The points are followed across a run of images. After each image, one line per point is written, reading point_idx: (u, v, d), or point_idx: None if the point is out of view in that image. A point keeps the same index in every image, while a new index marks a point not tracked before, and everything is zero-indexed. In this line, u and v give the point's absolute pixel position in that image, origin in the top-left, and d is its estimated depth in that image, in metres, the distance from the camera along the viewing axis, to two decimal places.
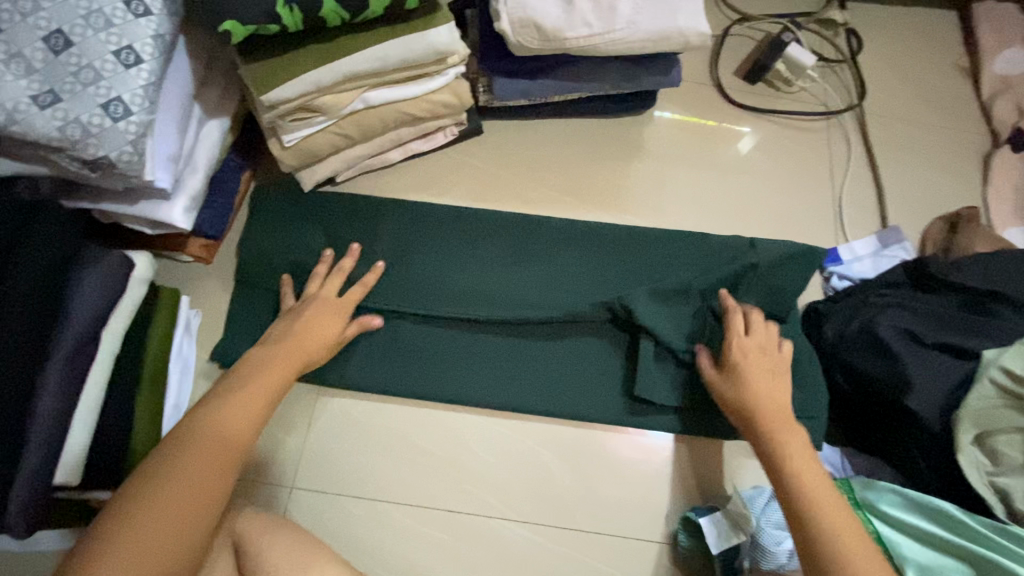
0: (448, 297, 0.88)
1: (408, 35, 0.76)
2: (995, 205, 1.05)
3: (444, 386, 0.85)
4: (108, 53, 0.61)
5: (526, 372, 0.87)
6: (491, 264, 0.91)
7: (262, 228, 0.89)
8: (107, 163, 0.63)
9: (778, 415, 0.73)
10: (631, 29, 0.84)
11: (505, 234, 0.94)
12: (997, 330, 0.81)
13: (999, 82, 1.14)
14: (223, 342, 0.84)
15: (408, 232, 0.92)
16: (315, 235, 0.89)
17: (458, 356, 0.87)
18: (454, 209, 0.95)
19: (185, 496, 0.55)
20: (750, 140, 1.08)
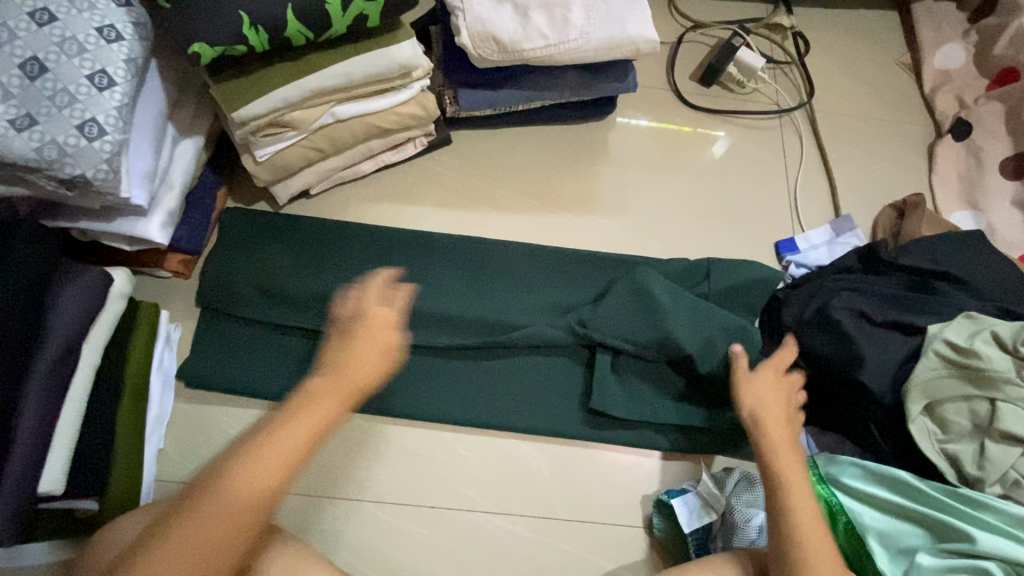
0: (411, 325, 0.90)
1: (373, 51, 0.80)
2: (940, 192, 1.12)
3: (406, 400, 0.87)
4: (82, 78, 0.64)
5: (488, 392, 0.89)
6: (454, 286, 0.94)
7: (234, 248, 0.91)
8: (84, 182, 0.65)
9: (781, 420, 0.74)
10: (584, 39, 0.89)
11: (464, 259, 0.96)
12: (942, 305, 0.86)
13: (939, 75, 1.21)
14: (200, 355, 0.86)
15: (374, 253, 0.94)
16: (284, 256, 0.92)
17: (422, 377, 0.89)
18: (417, 233, 0.97)
19: (213, 535, 0.50)
20: (726, 143, 1.14)
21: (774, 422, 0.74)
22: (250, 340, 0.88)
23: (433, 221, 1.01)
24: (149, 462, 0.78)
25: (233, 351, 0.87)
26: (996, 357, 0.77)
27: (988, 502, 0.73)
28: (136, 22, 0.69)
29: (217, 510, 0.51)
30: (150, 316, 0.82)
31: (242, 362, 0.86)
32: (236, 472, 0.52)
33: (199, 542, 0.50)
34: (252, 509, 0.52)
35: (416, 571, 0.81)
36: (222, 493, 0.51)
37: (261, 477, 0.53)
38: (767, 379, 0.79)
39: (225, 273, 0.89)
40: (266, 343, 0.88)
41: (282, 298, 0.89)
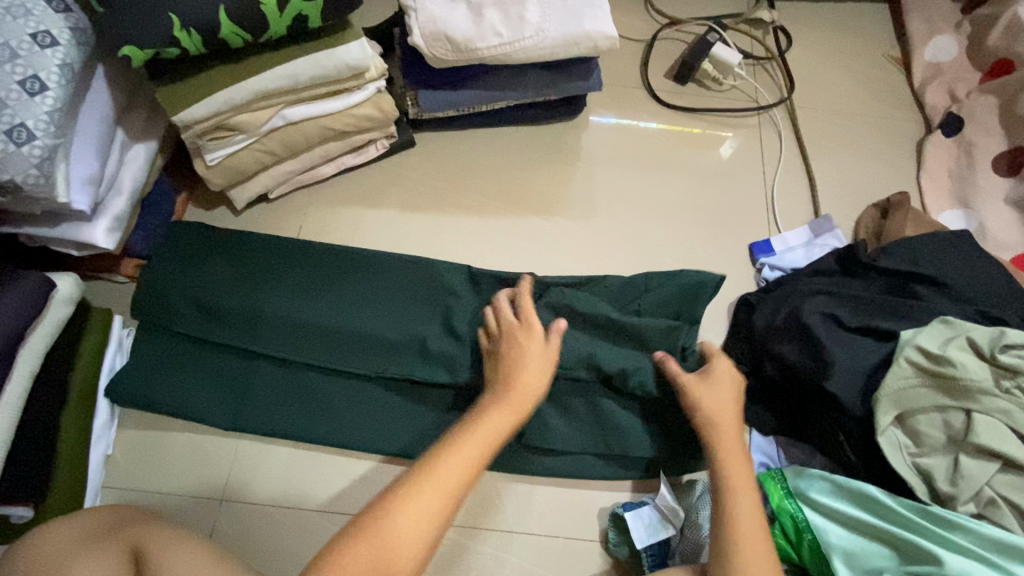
0: (343, 350, 0.85)
1: (319, 52, 0.79)
2: (929, 191, 1.06)
3: (333, 430, 0.83)
4: (13, 83, 0.64)
5: (419, 421, 0.84)
6: (391, 306, 0.88)
7: (175, 258, 0.88)
8: (15, 186, 0.65)
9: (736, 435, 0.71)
10: (541, 36, 0.87)
11: (410, 276, 0.90)
12: (918, 310, 0.82)
13: (930, 69, 1.15)
14: (126, 383, 0.82)
15: (312, 270, 0.90)
16: (224, 270, 0.88)
17: (354, 406, 0.84)
18: (359, 250, 0.93)
19: (392, 548, 0.52)
20: (734, 144, 1.10)
21: (728, 429, 0.71)
22: (180, 357, 0.85)
23: (394, 224, 0.99)
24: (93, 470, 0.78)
25: (160, 372, 0.84)
26: (971, 366, 0.72)
27: (960, 522, 0.68)
28: (76, 28, 0.68)
29: (399, 517, 0.54)
30: (101, 323, 0.82)
31: (171, 383, 0.83)
32: (443, 469, 0.57)
33: (384, 546, 0.52)
34: (446, 511, 0.56)
35: None
36: (421, 501, 0.55)
37: (457, 482, 0.57)
38: (719, 378, 0.75)
39: (164, 286, 0.86)
40: (197, 362, 0.85)
41: (215, 316, 0.85)
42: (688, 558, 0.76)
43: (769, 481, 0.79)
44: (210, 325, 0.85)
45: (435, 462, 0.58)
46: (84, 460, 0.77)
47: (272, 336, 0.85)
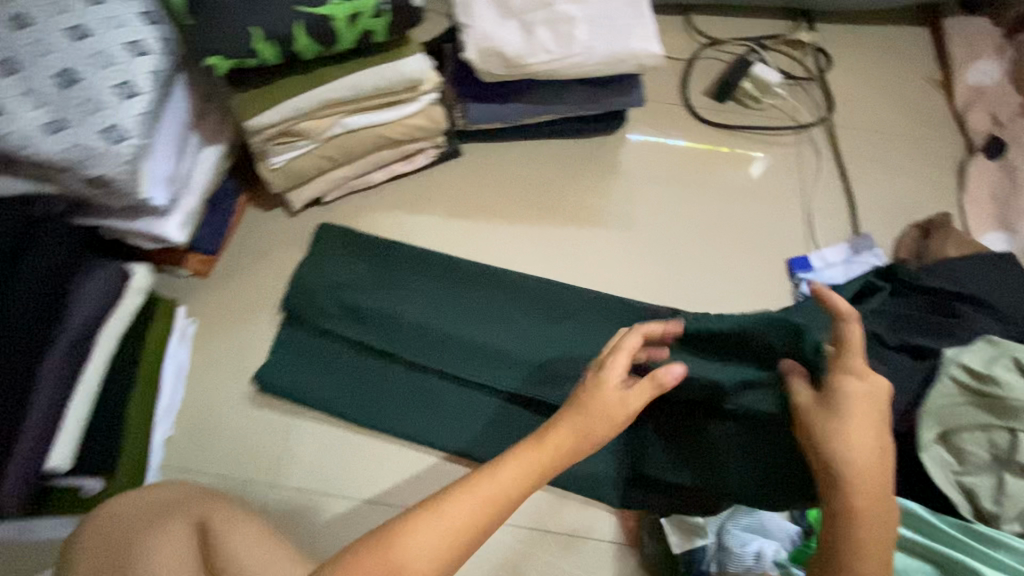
0: (474, 359, 0.90)
1: (379, 65, 0.84)
2: (971, 212, 1.06)
3: (416, 427, 0.88)
4: (110, 87, 0.69)
5: (502, 432, 0.88)
6: (501, 320, 0.93)
7: (323, 255, 0.96)
8: (105, 182, 0.70)
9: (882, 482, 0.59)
10: (588, 54, 0.91)
11: (538, 295, 0.95)
12: (959, 327, 0.82)
13: (971, 91, 1.15)
14: (264, 368, 0.90)
15: (432, 278, 0.96)
16: (369, 271, 0.95)
17: (472, 412, 0.89)
18: (478, 265, 0.97)
19: None
20: (765, 163, 1.12)
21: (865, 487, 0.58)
22: (294, 340, 0.92)
23: (439, 230, 1.04)
24: (156, 451, 0.83)
25: (284, 351, 0.92)
26: (1017, 384, 0.71)
27: (1005, 541, 0.68)
28: (163, 37, 0.74)
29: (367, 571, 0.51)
30: (164, 312, 0.87)
31: (314, 374, 0.90)
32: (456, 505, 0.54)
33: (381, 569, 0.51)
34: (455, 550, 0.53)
35: None
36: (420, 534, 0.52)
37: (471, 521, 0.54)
38: (841, 406, 0.60)
39: (302, 279, 0.94)
40: (339, 357, 0.91)
41: (358, 315, 0.92)
42: (728, 569, 0.76)
43: None
44: (334, 319, 0.92)
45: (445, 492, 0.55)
46: (148, 441, 0.82)
47: (410, 340, 0.91)
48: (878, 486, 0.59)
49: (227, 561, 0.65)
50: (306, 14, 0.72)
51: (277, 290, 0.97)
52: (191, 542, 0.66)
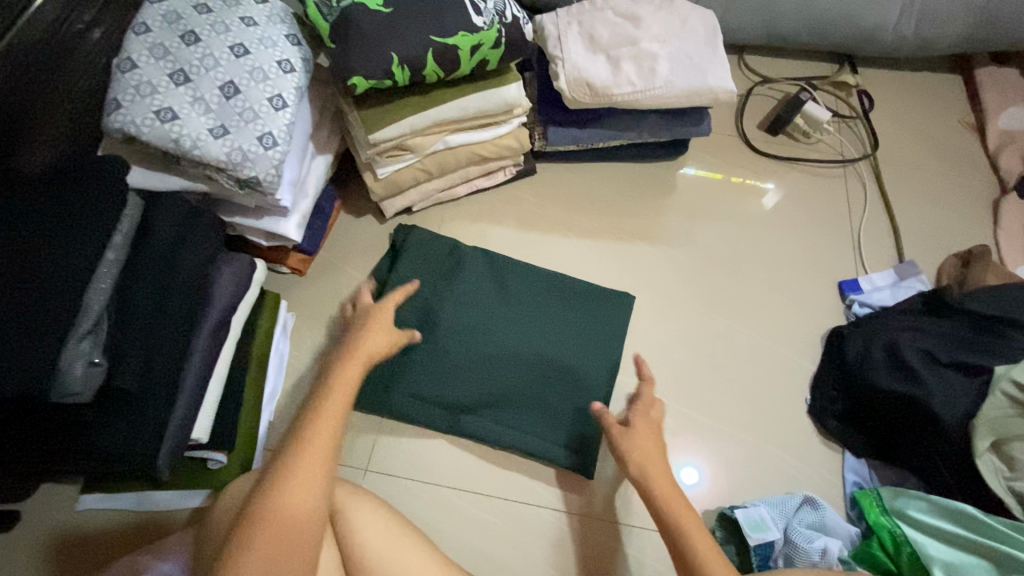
0: (539, 354, 0.97)
1: (486, 90, 0.93)
2: (1006, 245, 1.14)
3: (447, 416, 0.93)
4: (264, 99, 0.77)
5: (518, 416, 0.93)
6: (501, 310, 1.00)
7: (409, 262, 1.01)
8: (255, 182, 0.78)
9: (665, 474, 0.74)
10: (668, 87, 1.00)
11: (526, 288, 1.03)
12: (1009, 348, 0.89)
13: (1003, 135, 1.25)
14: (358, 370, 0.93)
15: (447, 271, 1.02)
16: (436, 277, 1.01)
17: (539, 399, 0.95)
18: (487, 261, 1.05)
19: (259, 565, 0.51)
20: (776, 195, 1.20)
21: (657, 469, 0.75)
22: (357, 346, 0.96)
23: (516, 241, 1.11)
24: (262, 434, 0.89)
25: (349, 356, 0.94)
26: None
27: None
28: (305, 58, 0.82)
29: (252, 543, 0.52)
30: (272, 303, 0.94)
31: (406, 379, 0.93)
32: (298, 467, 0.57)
33: (279, 533, 0.53)
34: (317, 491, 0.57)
35: (487, 558, 0.86)
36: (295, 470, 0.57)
37: (319, 459, 0.58)
38: (638, 424, 0.81)
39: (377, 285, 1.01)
40: (424, 361, 0.95)
41: (434, 324, 0.97)
42: (794, 561, 0.82)
43: (866, 499, 0.89)
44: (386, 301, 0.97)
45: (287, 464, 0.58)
46: (258, 423, 0.88)
47: (483, 340, 0.97)
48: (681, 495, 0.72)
49: (350, 535, 0.69)
50: (438, 43, 0.83)
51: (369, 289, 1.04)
52: None
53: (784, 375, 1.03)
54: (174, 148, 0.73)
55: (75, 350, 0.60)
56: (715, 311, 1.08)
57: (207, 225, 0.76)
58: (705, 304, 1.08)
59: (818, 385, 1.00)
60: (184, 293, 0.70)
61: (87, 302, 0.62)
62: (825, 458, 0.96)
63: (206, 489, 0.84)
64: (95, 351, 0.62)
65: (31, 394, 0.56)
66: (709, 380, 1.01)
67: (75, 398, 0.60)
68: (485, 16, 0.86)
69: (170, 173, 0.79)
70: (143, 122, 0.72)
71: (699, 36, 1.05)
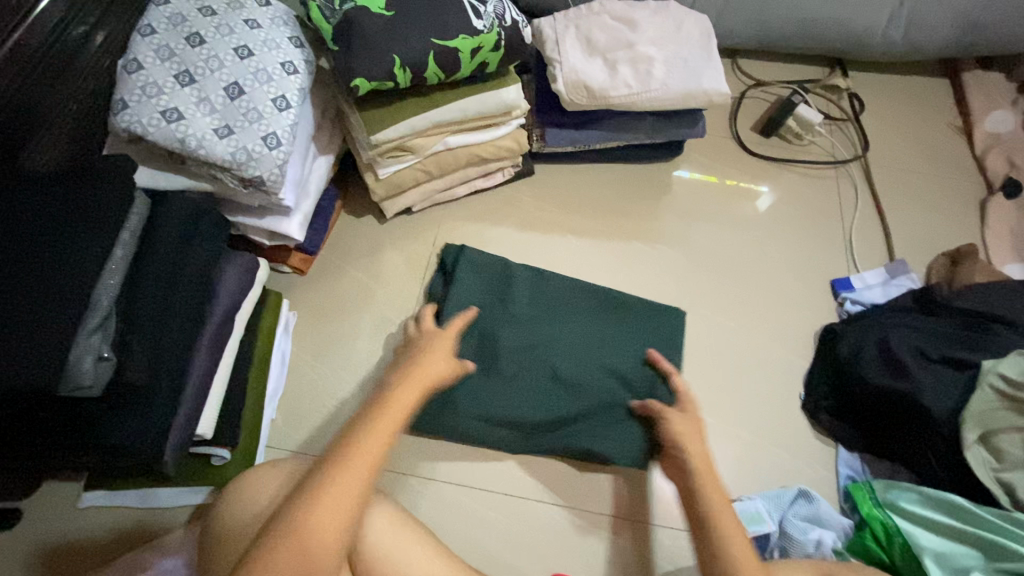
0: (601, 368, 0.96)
1: (485, 92, 0.95)
2: (993, 245, 1.17)
3: (511, 435, 0.93)
4: (269, 100, 0.79)
5: (583, 430, 0.93)
6: (553, 323, 0.99)
7: (467, 279, 0.98)
8: (259, 181, 0.79)
9: (700, 458, 0.77)
10: (664, 90, 1.02)
11: (572, 299, 1.03)
12: (996, 344, 0.92)
13: (989, 138, 1.29)
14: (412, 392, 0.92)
15: (496, 287, 1.00)
16: (495, 293, 0.99)
17: (599, 409, 0.94)
18: (535, 275, 1.03)
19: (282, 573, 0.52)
20: (771, 197, 1.22)
21: (696, 453, 0.78)
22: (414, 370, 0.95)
23: (514, 240, 1.13)
24: (264, 431, 0.90)
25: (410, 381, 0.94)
26: None
27: None
28: (307, 59, 0.83)
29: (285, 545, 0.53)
30: (274, 303, 0.94)
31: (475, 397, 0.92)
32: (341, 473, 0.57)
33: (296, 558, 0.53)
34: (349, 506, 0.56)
35: (488, 552, 0.88)
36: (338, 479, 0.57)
37: (359, 472, 0.58)
38: (687, 411, 0.86)
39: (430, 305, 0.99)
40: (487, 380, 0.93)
41: (489, 343, 0.95)
42: (790, 552, 0.84)
43: (859, 492, 0.91)
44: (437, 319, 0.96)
45: (323, 477, 0.57)
46: (260, 420, 0.89)
47: (546, 355, 0.96)
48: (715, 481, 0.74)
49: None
50: (439, 46, 0.85)
51: (371, 288, 1.06)
52: None
53: (778, 372, 1.05)
54: (179, 148, 0.75)
55: (86, 344, 0.61)
56: (710, 309, 1.10)
57: (212, 223, 0.77)
58: (700, 302, 1.10)
59: (812, 383, 1.02)
60: (189, 290, 0.72)
61: (96, 298, 0.63)
62: (819, 453, 0.98)
63: (208, 485, 0.84)
64: (104, 346, 0.63)
65: (43, 388, 0.57)
66: (706, 377, 1.03)
67: (86, 391, 0.62)
68: (485, 19, 0.88)
69: (175, 172, 0.80)
70: (149, 122, 0.73)
71: (694, 39, 1.07)
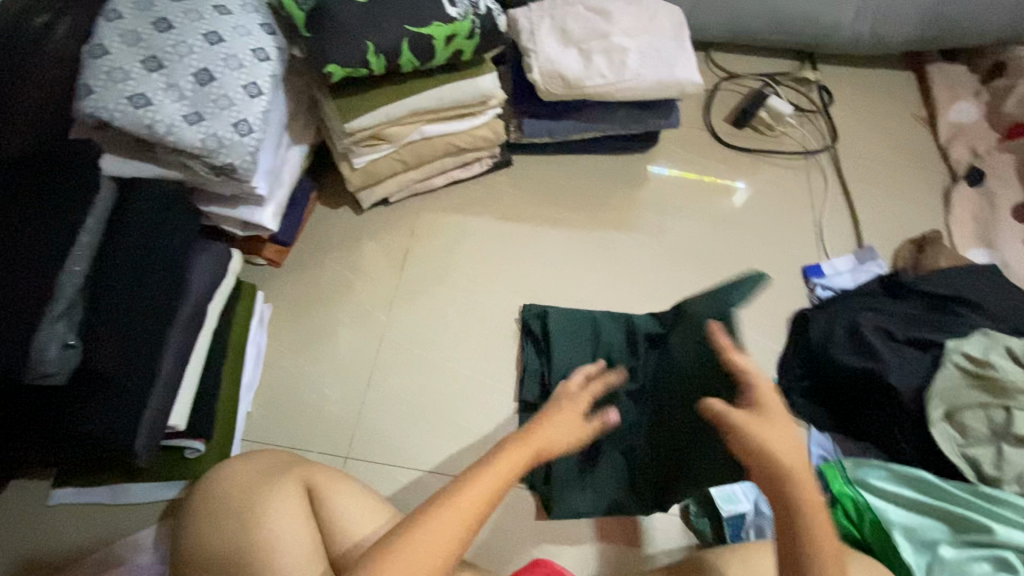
0: (700, 392, 0.78)
1: (460, 81, 0.95)
2: (957, 231, 1.21)
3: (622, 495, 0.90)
4: (240, 87, 0.77)
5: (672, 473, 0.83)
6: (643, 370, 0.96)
7: (562, 342, 0.98)
8: (230, 169, 0.78)
9: (803, 478, 0.60)
10: (638, 79, 1.04)
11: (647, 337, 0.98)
12: (959, 324, 0.95)
13: (953, 128, 1.33)
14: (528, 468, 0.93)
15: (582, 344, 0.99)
16: (597, 349, 0.98)
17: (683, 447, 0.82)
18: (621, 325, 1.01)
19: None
20: (748, 193, 1.24)
21: (793, 469, 0.59)
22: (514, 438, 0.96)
23: (492, 230, 1.13)
24: (240, 424, 0.89)
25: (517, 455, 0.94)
26: (1010, 370, 0.85)
27: (1005, 498, 0.81)
28: (279, 46, 0.82)
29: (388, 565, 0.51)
30: (248, 296, 0.93)
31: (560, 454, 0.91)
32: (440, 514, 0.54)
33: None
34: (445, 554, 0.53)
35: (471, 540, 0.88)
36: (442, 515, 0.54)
37: (464, 516, 0.55)
38: (770, 410, 0.63)
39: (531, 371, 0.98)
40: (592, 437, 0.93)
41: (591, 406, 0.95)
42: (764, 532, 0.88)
43: (831, 470, 0.90)
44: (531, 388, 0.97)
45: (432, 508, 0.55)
46: (236, 413, 0.88)
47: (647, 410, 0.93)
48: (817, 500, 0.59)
49: (331, 521, 0.69)
50: (413, 33, 0.84)
51: (348, 279, 1.05)
52: (299, 502, 0.69)
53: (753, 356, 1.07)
54: (148, 134, 0.74)
55: (50, 331, 0.60)
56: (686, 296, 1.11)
57: (184, 208, 0.76)
58: (677, 290, 1.12)
59: (785, 366, 1.04)
60: (160, 278, 0.70)
61: (61, 285, 0.62)
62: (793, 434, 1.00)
63: (182, 480, 0.83)
64: (70, 333, 0.62)
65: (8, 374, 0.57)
66: None
67: (51, 379, 0.61)
68: (459, 7, 0.88)
69: (144, 160, 0.79)
70: (116, 108, 0.72)
71: (667, 30, 1.08)
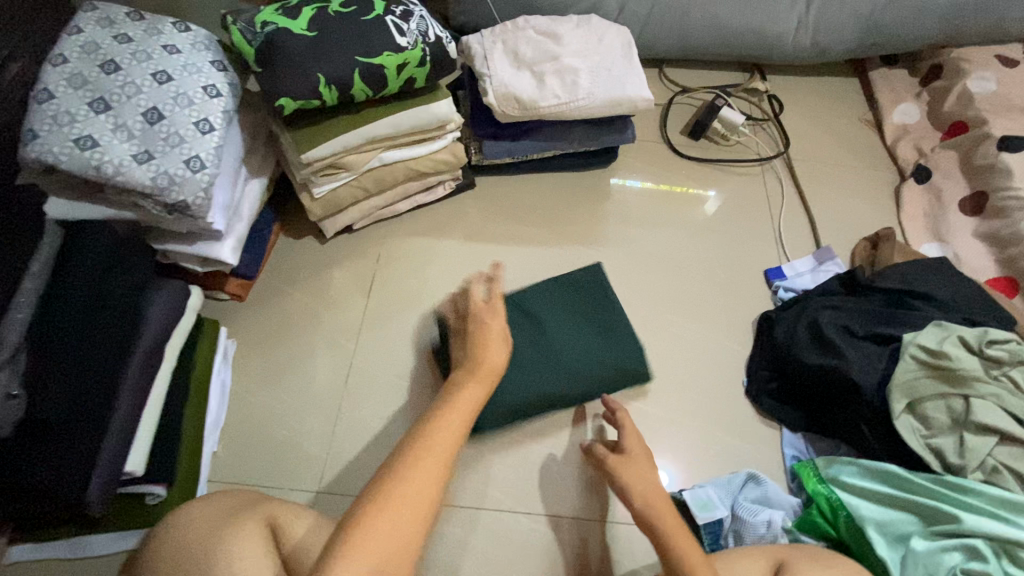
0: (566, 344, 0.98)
1: (415, 107, 0.96)
2: (909, 227, 1.25)
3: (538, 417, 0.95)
4: (190, 124, 0.77)
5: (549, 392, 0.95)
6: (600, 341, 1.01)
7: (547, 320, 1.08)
8: (183, 206, 0.78)
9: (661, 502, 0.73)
10: (591, 98, 1.06)
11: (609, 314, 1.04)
12: (916, 317, 0.97)
13: (898, 128, 1.38)
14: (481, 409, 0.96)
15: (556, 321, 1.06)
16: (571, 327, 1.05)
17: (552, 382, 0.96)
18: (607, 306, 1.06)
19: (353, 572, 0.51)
20: (718, 202, 1.27)
21: (657, 497, 0.74)
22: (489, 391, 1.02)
23: (458, 251, 1.14)
24: (206, 466, 0.87)
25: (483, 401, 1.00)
26: (965, 358, 0.87)
27: (972, 486, 0.82)
28: (231, 83, 0.83)
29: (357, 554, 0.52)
30: (212, 329, 0.93)
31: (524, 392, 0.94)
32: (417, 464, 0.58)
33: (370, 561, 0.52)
34: (428, 495, 0.57)
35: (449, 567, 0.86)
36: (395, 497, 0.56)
37: (439, 455, 0.60)
38: (633, 454, 0.80)
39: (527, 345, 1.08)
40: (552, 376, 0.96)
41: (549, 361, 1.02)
42: (743, 536, 0.86)
43: (803, 470, 0.93)
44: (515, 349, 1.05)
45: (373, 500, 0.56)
46: (200, 456, 0.86)
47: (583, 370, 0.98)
48: (675, 521, 0.72)
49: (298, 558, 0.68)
50: (363, 63, 0.86)
51: (314, 309, 1.04)
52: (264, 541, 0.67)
53: (723, 362, 1.08)
54: (95, 176, 0.73)
55: None
56: (653, 306, 1.13)
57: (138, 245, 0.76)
58: (644, 300, 1.13)
59: (754, 369, 1.06)
60: (110, 317, 0.70)
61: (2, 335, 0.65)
62: (766, 436, 1.01)
63: (143, 527, 0.80)
64: (13, 384, 0.65)
65: None
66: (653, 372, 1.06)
67: None
68: (409, 36, 0.89)
69: (95, 202, 0.78)
70: (61, 150, 0.71)
71: (616, 50, 1.12)
